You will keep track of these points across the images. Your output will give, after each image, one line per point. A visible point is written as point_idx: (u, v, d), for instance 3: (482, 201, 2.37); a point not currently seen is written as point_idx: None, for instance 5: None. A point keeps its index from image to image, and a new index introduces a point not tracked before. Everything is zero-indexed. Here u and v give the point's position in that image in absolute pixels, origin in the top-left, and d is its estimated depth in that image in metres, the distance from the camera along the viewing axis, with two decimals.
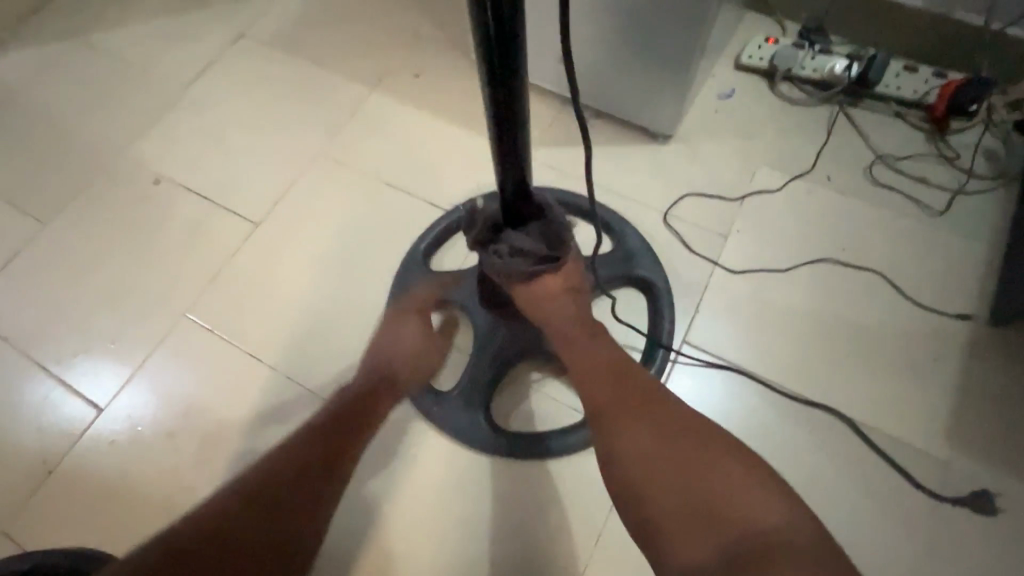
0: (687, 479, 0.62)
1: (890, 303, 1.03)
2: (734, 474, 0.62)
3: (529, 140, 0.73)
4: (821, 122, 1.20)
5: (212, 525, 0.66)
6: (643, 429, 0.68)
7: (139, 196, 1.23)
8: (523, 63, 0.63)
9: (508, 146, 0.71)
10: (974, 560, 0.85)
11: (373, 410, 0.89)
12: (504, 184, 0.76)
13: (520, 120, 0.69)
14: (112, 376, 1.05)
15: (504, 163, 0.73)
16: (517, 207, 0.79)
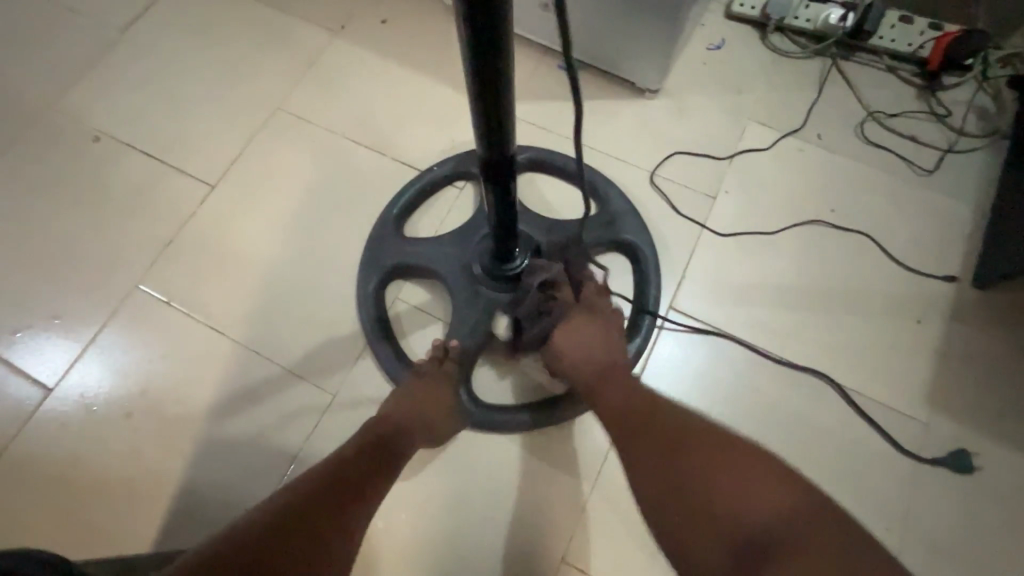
0: (706, 488, 0.58)
1: (876, 265, 1.01)
2: (742, 473, 0.58)
3: (515, 98, 0.66)
4: (813, 76, 1.15)
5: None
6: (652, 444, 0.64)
7: (76, 156, 1.11)
8: (510, 51, 0.60)
9: (489, 104, 0.65)
10: (950, 515, 0.87)
11: (387, 459, 0.72)
12: (484, 142, 0.71)
13: (504, 77, 0.62)
14: (57, 354, 0.97)
15: (485, 120, 0.67)
16: (498, 167, 0.74)
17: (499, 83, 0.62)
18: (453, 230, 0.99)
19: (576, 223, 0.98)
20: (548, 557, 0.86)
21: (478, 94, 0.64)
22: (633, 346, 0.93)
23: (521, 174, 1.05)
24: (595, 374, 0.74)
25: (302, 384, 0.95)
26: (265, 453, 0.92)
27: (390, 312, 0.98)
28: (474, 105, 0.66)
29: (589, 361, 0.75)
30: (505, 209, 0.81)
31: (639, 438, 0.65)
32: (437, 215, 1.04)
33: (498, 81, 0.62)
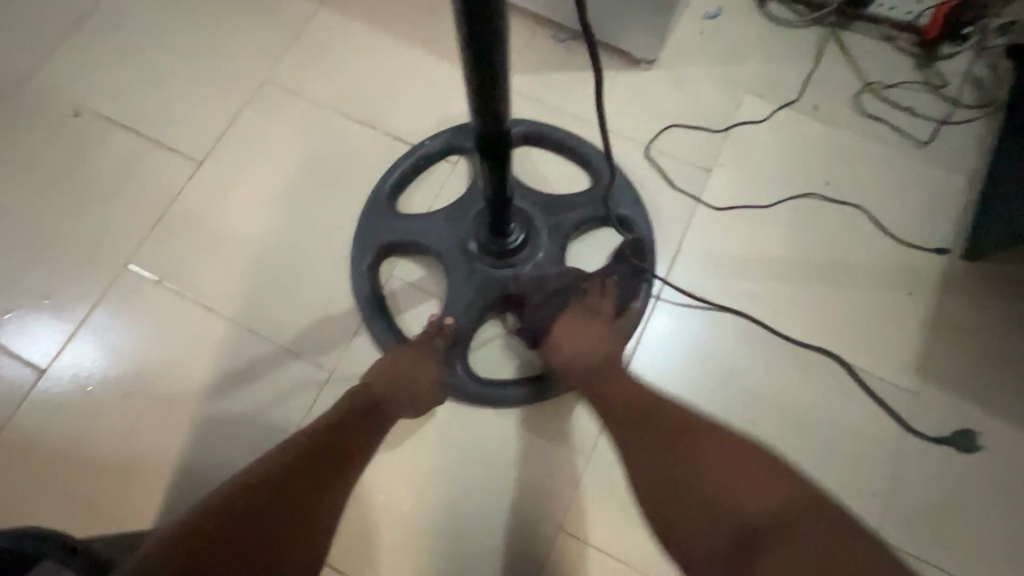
0: (701, 480, 0.65)
1: (870, 238, 1.02)
2: (734, 470, 0.64)
3: (510, 68, 0.64)
4: (810, 46, 1.13)
5: (186, 551, 0.56)
6: (650, 442, 0.70)
7: (57, 132, 1.08)
8: (506, 18, 0.58)
9: (484, 75, 0.63)
10: (935, 481, 0.90)
11: (374, 425, 0.75)
12: (478, 114, 0.69)
13: (499, 48, 0.60)
14: (47, 335, 0.96)
15: (479, 92, 0.65)
16: (492, 140, 0.73)
17: (493, 53, 0.60)
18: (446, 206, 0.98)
19: (571, 197, 0.97)
20: (545, 527, 0.88)
21: (471, 64, 0.62)
22: (628, 321, 0.93)
23: (514, 148, 1.04)
24: (591, 368, 0.79)
25: (296, 362, 0.95)
26: (263, 431, 0.92)
27: (385, 289, 0.98)
28: (467, 74, 0.64)
29: (582, 359, 0.80)
30: (498, 183, 0.79)
31: (644, 437, 0.71)
32: (430, 190, 1.02)
33: (492, 50, 0.60)
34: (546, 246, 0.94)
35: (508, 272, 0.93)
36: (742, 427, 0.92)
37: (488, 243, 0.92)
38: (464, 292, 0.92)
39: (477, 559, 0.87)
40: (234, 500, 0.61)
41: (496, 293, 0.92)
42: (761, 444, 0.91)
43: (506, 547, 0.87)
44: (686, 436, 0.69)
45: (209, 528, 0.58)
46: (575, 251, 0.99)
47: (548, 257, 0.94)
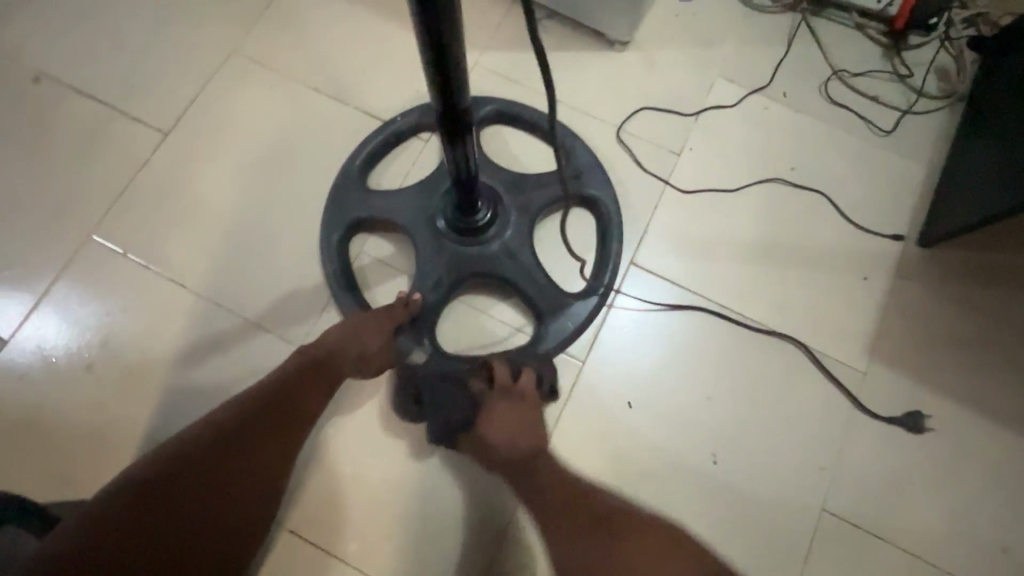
0: (619, 567, 0.66)
1: (829, 224, 1.05)
2: (658, 558, 0.66)
3: (466, 44, 0.64)
4: (782, 32, 1.15)
5: (129, 500, 0.61)
6: (574, 533, 0.70)
7: (14, 98, 1.05)
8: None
9: (440, 52, 0.63)
10: (878, 457, 0.95)
11: (319, 384, 0.77)
12: (437, 90, 0.69)
13: (453, 24, 0.60)
14: (9, 305, 0.95)
15: (434, 69, 0.65)
16: (453, 118, 0.73)
17: (445, 33, 0.61)
18: (416, 182, 0.98)
19: (541, 176, 0.98)
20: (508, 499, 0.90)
21: (425, 40, 0.62)
22: (593, 299, 0.95)
23: (486, 126, 1.04)
24: (515, 458, 0.79)
25: (264, 335, 0.95)
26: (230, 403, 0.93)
27: (355, 264, 0.98)
28: (422, 50, 0.64)
29: (515, 447, 0.80)
30: (461, 161, 0.80)
31: (568, 527, 0.71)
32: (401, 166, 1.02)
33: (445, 26, 0.60)
34: (514, 224, 0.95)
35: (476, 249, 0.94)
36: (699, 405, 0.96)
37: (457, 220, 0.92)
38: (432, 268, 0.93)
39: (440, 530, 0.89)
40: (172, 459, 0.65)
41: (463, 270, 0.93)
42: (716, 421, 0.95)
43: (471, 517, 0.89)
44: (600, 517, 0.71)
45: (155, 478, 0.63)
46: (543, 230, 1.01)
47: (516, 235, 0.95)
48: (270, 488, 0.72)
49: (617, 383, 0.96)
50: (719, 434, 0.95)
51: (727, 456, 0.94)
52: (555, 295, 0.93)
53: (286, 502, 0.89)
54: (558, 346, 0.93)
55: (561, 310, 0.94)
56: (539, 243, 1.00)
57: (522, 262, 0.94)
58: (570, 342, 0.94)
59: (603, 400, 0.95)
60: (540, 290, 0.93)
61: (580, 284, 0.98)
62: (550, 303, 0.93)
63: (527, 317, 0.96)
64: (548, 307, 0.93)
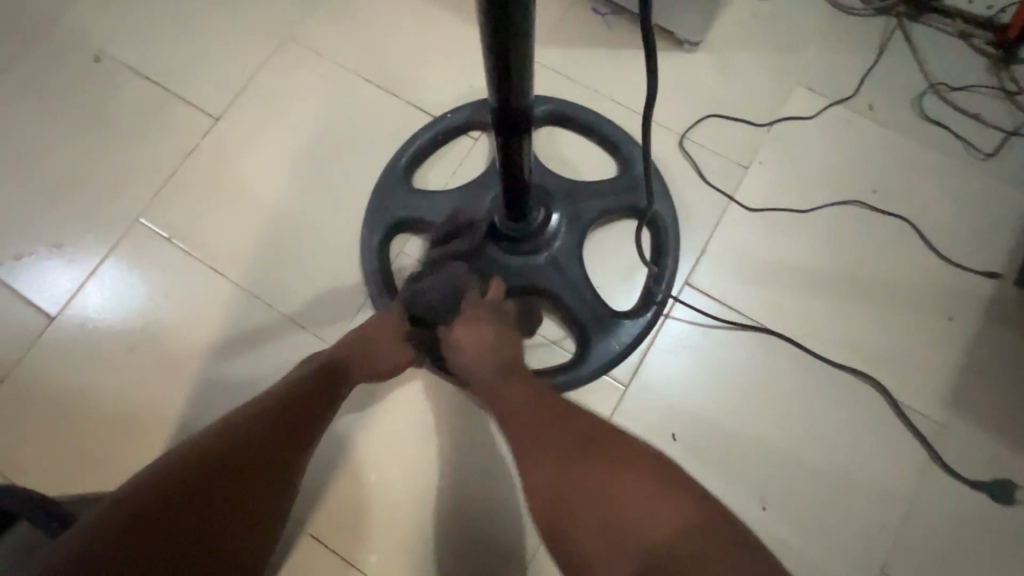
0: (608, 495, 0.57)
1: (913, 255, 0.95)
2: (643, 484, 0.58)
3: (534, 39, 0.58)
4: (873, 38, 1.04)
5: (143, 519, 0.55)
6: (548, 455, 0.63)
7: (75, 75, 1.06)
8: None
9: (505, 46, 0.57)
10: (954, 521, 0.85)
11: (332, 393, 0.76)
12: (496, 91, 0.64)
13: (526, 17, 0.55)
14: (57, 282, 0.97)
15: (496, 63, 0.60)
16: (510, 116, 0.68)
17: (515, 36, 0.56)
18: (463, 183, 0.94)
19: (595, 185, 0.92)
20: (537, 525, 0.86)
21: (490, 32, 0.56)
22: (643, 319, 0.89)
23: (539, 128, 0.98)
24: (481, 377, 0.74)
25: (300, 332, 0.94)
26: None
27: (393, 266, 0.95)
28: (485, 51, 0.59)
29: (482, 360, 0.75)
30: (513, 163, 0.75)
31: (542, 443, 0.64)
32: (447, 166, 0.98)
33: (516, 18, 0.54)
34: (563, 235, 0.90)
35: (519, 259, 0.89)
36: (751, 443, 0.88)
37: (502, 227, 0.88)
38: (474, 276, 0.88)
39: (466, 549, 0.86)
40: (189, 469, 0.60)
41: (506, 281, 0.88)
42: (769, 462, 0.88)
43: (497, 540, 0.86)
44: (575, 433, 0.65)
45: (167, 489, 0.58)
46: (593, 242, 0.95)
47: (564, 249, 0.89)
48: (285, 505, 0.67)
49: (660, 413, 0.89)
50: (771, 476, 0.87)
51: (779, 503, 0.86)
52: (601, 313, 0.88)
53: (310, 506, 0.87)
54: (600, 368, 0.88)
55: (608, 330, 0.88)
56: (587, 257, 0.94)
57: (569, 276, 0.88)
58: (614, 364, 0.88)
59: (645, 429, 0.89)
60: (586, 308, 0.88)
61: (628, 302, 0.92)
62: (596, 322, 0.88)
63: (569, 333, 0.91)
64: (593, 326, 0.88)
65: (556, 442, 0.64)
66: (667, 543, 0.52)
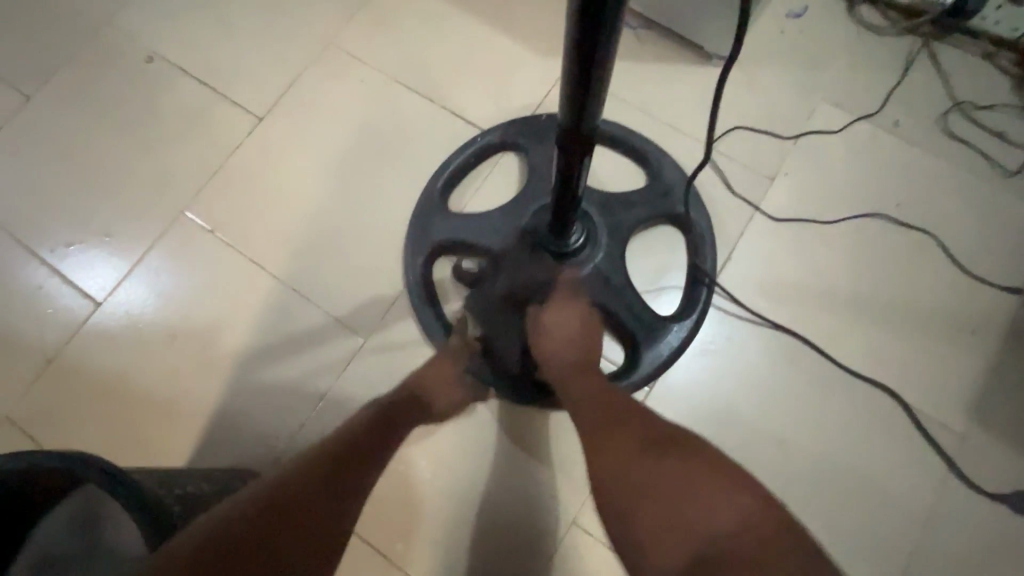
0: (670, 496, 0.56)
1: (937, 268, 0.96)
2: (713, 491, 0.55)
3: (612, 65, 0.60)
4: (899, 56, 1.06)
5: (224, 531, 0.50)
6: (619, 445, 0.63)
7: (128, 74, 1.11)
8: (620, 26, 0.55)
9: (586, 75, 0.59)
10: (975, 533, 0.85)
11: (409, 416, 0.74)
12: (568, 115, 0.66)
13: (609, 50, 0.57)
14: (103, 272, 1.01)
15: (575, 90, 0.62)
16: (577, 137, 0.69)
17: (597, 65, 0.58)
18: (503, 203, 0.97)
19: (630, 196, 0.96)
20: (560, 519, 0.88)
21: (573, 55, 0.58)
22: (688, 324, 0.91)
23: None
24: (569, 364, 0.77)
25: (335, 325, 0.97)
26: (297, 387, 0.95)
27: (435, 279, 0.98)
28: (565, 78, 0.62)
29: (571, 347, 0.79)
30: (572, 181, 0.77)
31: (610, 435, 0.65)
32: (483, 184, 1.02)
33: (600, 47, 0.56)
34: (605, 247, 0.93)
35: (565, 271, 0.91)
36: (773, 447, 0.90)
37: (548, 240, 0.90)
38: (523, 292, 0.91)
39: (490, 540, 0.88)
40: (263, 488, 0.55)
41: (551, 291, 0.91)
42: (791, 467, 0.89)
43: (521, 532, 0.88)
44: (650, 432, 0.64)
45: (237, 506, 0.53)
46: (630, 250, 0.97)
47: (607, 261, 0.92)
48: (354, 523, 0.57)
49: (684, 415, 0.91)
50: (790, 482, 0.89)
51: (800, 508, 0.88)
52: (647, 320, 0.90)
53: None
54: (650, 374, 0.89)
55: (655, 336, 0.90)
56: (630, 266, 0.96)
57: (614, 285, 0.91)
58: (665, 369, 0.90)
59: None
60: (633, 316, 0.90)
61: (669, 307, 0.94)
62: (646, 328, 0.90)
63: (614, 341, 0.93)
64: (642, 333, 0.90)
65: (627, 436, 0.64)
66: (740, 541, 0.50)
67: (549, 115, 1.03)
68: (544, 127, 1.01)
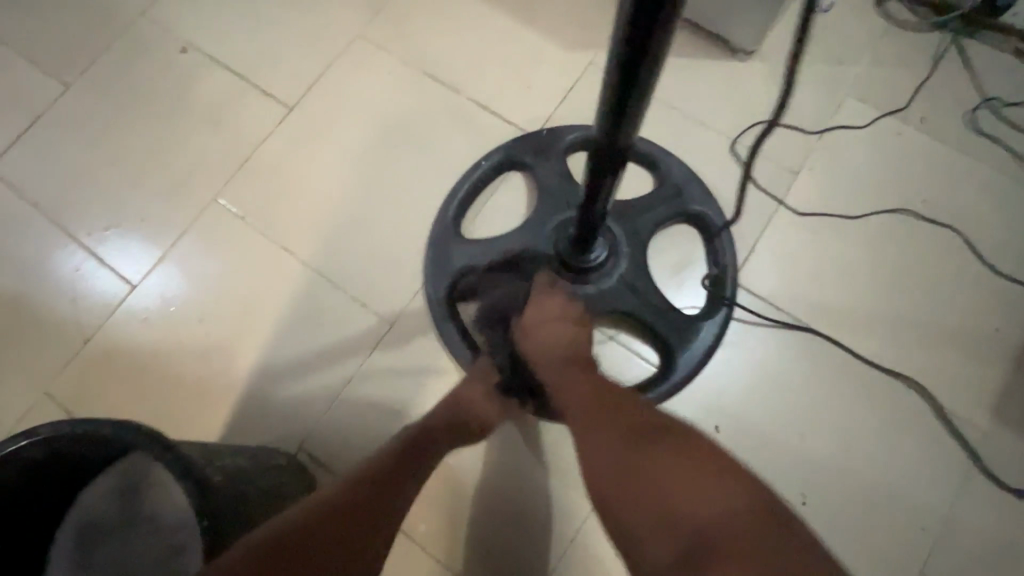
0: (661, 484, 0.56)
1: (961, 265, 0.96)
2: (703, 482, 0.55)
3: (656, 85, 0.58)
4: (926, 52, 1.06)
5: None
6: (610, 432, 0.62)
7: (162, 64, 1.14)
8: (666, 49, 0.54)
9: (624, 94, 0.58)
10: (995, 530, 0.85)
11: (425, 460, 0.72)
12: (601, 132, 0.66)
13: (652, 72, 0.56)
14: (136, 256, 1.04)
15: (612, 109, 0.61)
16: (611, 154, 0.68)
17: (638, 86, 0.57)
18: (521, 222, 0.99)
19: (647, 200, 0.96)
20: (579, 504, 0.91)
21: (617, 72, 0.57)
22: (717, 320, 0.92)
23: (571, 155, 1.04)
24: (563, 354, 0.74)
25: (361, 311, 0.99)
26: (323, 371, 0.97)
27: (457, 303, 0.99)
28: (603, 95, 0.61)
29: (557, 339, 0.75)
30: (598, 195, 0.76)
31: (599, 423, 0.64)
32: (495, 207, 1.02)
33: (641, 70, 0.55)
34: (628, 256, 0.93)
35: (593, 286, 0.92)
36: (792, 441, 0.90)
37: (573, 256, 0.90)
38: None
39: (510, 523, 0.90)
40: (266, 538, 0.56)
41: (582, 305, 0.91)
42: (810, 460, 0.90)
43: (540, 516, 0.90)
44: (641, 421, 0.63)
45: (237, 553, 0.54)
46: (653, 252, 0.98)
47: (630, 261, 0.93)
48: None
49: (705, 407, 0.92)
50: (809, 474, 0.89)
51: (818, 500, 0.88)
52: (678, 321, 0.91)
53: None
54: (689, 374, 0.90)
55: (688, 336, 0.91)
56: (652, 268, 0.97)
57: (642, 291, 0.92)
58: (701, 368, 0.91)
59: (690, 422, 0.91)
60: (664, 320, 0.91)
61: (697, 305, 0.95)
62: (677, 329, 0.91)
63: (646, 344, 0.94)
64: (673, 335, 0.91)
65: (617, 425, 0.63)
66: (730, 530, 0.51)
67: (548, 128, 1.03)
68: (546, 142, 1.01)
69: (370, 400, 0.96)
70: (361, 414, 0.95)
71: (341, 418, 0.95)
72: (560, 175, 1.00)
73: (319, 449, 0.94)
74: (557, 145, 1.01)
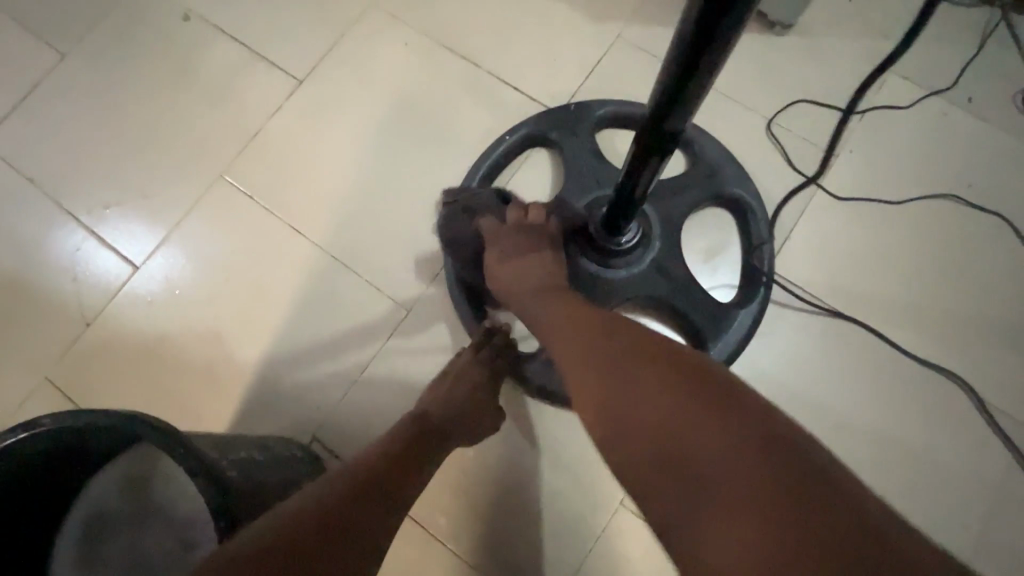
0: (665, 432, 0.48)
1: (1008, 253, 0.91)
2: (703, 419, 0.47)
3: (722, 65, 0.55)
4: (975, 28, 1.00)
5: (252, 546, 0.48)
6: (598, 375, 0.55)
7: (164, 33, 1.08)
8: (739, 32, 0.51)
9: (685, 74, 0.55)
10: None
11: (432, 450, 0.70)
12: (653, 113, 0.62)
13: (719, 55, 0.53)
14: (138, 235, 0.99)
15: (670, 90, 0.58)
16: (659, 137, 0.65)
17: (701, 68, 0.54)
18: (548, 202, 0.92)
19: (677, 182, 0.91)
20: (606, 498, 0.87)
21: (681, 47, 0.53)
22: (754, 306, 0.88)
23: (600, 131, 0.98)
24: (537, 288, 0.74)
25: (377, 296, 0.95)
26: (337, 358, 0.93)
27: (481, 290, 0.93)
28: (661, 74, 0.58)
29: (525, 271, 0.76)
30: (638, 180, 0.72)
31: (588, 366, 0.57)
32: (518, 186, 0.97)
33: (708, 53, 0.52)
34: (661, 241, 0.89)
35: (626, 271, 0.87)
36: (830, 435, 0.87)
37: (601, 238, 0.85)
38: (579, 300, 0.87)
39: (535, 517, 0.87)
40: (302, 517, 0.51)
41: (611, 296, 0.87)
42: (847, 455, 0.86)
43: (565, 509, 0.87)
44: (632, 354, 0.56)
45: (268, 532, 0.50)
46: (686, 236, 0.93)
47: (663, 246, 0.89)
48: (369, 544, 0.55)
49: None
50: (846, 470, 0.86)
51: None
52: (712, 310, 0.87)
53: None
54: (723, 364, 0.86)
55: (722, 326, 0.86)
56: (686, 254, 0.92)
57: (674, 278, 0.88)
58: (736, 357, 0.87)
59: None
60: (697, 309, 0.87)
61: (732, 292, 0.91)
62: (710, 318, 0.87)
63: (678, 332, 0.90)
64: (708, 325, 0.86)
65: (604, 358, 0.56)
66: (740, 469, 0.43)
67: (577, 102, 0.97)
68: (575, 116, 0.95)
69: (386, 389, 0.92)
70: (375, 403, 0.91)
71: (356, 408, 0.91)
72: (589, 153, 0.94)
73: (333, 439, 0.90)
74: (586, 120, 0.95)
